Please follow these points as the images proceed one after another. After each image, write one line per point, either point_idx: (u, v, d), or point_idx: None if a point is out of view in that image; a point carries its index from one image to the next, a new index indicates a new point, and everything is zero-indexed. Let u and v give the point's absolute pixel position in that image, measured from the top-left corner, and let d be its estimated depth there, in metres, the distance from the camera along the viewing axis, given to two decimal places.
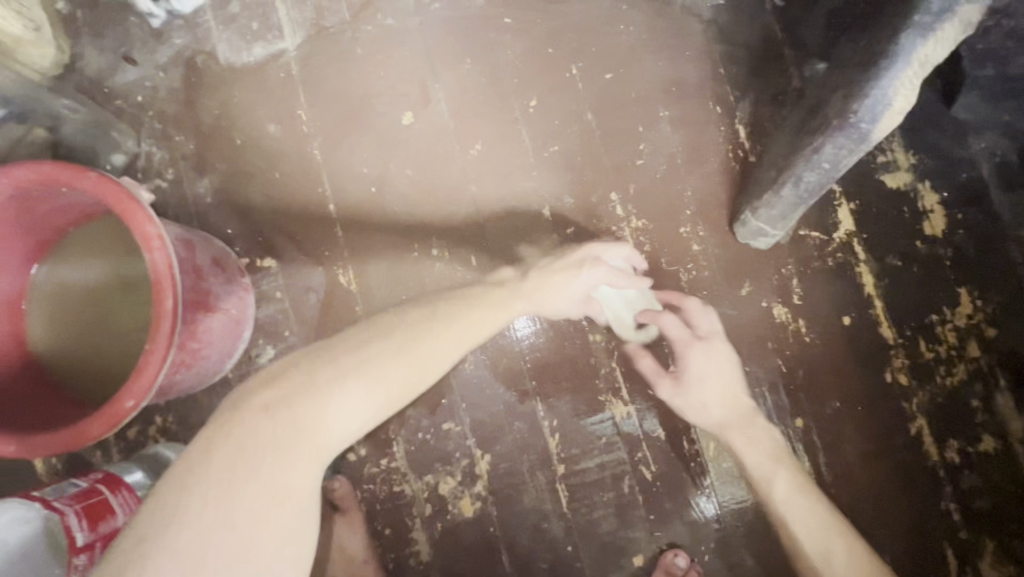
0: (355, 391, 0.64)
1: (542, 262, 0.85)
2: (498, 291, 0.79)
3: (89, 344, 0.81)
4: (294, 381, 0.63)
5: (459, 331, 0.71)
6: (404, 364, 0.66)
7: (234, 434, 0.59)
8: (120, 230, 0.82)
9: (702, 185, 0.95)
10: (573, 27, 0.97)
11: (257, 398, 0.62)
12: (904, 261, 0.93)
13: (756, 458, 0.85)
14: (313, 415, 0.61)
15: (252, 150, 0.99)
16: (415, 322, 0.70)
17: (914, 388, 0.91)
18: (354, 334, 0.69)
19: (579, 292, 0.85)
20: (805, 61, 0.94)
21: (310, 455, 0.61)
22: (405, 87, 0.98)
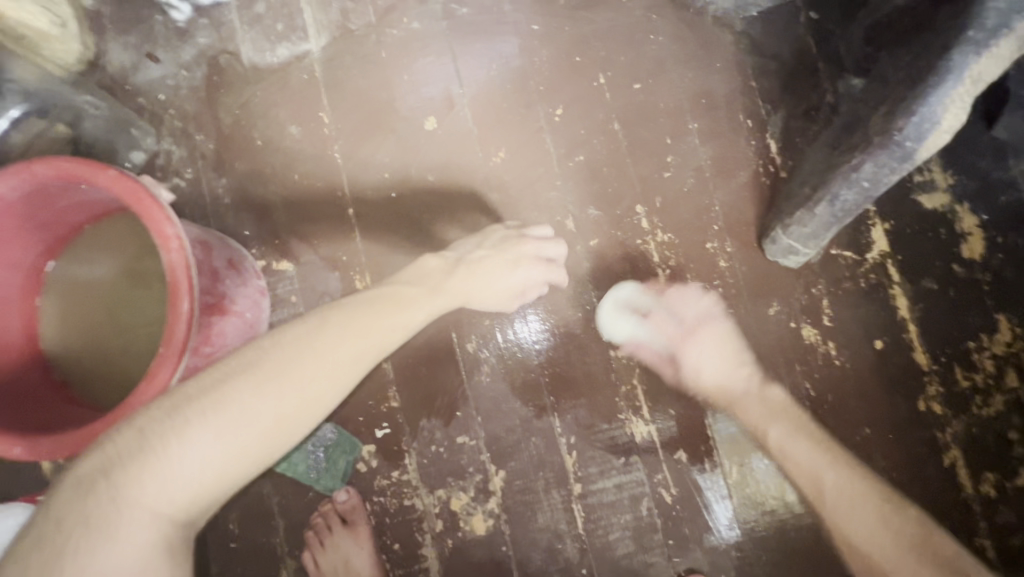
0: (241, 429, 0.59)
1: (472, 253, 0.81)
2: (406, 295, 0.74)
3: (102, 344, 0.80)
4: (181, 410, 0.58)
5: (355, 341, 0.67)
6: (296, 398, 0.62)
7: (114, 460, 0.55)
8: (138, 229, 0.81)
9: (731, 200, 0.92)
10: (602, 35, 0.96)
11: (144, 421, 0.57)
12: (940, 285, 0.89)
13: (749, 417, 0.86)
14: (197, 453, 0.57)
15: (272, 151, 0.97)
16: (312, 347, 0.64)
17: (949, 418, 0.87)
18: (247, 354, 0.63)
19: (511, 288, 0.82)
20: (841, 77, 0.91)
21: (194, 494, 0.57)
22: (429, 92, 0.97)
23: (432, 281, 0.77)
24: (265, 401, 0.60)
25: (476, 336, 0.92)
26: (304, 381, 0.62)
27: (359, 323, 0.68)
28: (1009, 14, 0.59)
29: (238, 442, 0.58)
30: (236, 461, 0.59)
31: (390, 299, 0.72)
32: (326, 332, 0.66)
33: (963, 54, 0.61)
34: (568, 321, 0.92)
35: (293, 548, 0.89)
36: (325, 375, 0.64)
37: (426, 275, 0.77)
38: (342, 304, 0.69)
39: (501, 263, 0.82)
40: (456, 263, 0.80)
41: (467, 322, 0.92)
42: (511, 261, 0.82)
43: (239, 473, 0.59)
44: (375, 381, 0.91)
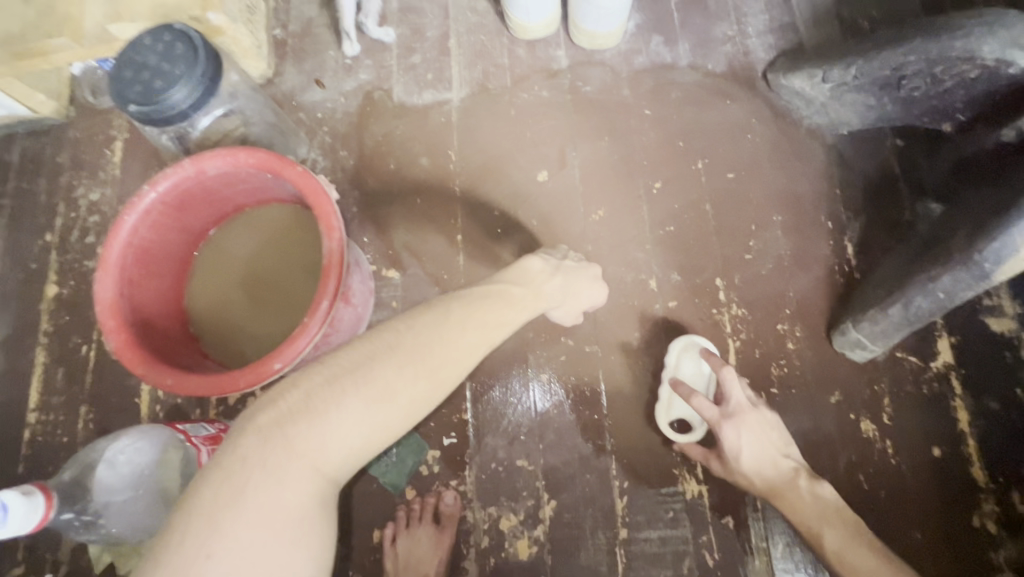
0: (388, 402, 0.63)
1: (565, 263, 0.93)
2: (512, 292, 0.82)
3: (237, 306, 0.91)
4: (342, 377, 0.62)
5: (481, 329, 0.74)
6: (426, 379, 0.66)
7: (286, 416, 0.59)
8: (289, 216, 0.93)
9: (805, 289, 1.00)
10: (705, 128, 1.09)
11: (312, 384, 0.61)
12: (1002, 405, 0.93)
13: (802, 517, 0.81)
14: (354, 419, 0.61)
15: (401, 175, 1.12)
16: (442, 332, 0.70)
17: (1003, 539, 0.88)
18: (387, 332, 0.68)
19: (581, 303, 0.94)
20: (919, 199, 1.01)
21: (346, 458, 0.61)
22: (545, 150, 1.11)
23: (532, 281, 0.86)
24: (406, 377, 0.65)
25: (549, 369, 0.99)
26: (436, 362, 0.67)
27: (476, 317, 0.74)
28: None
29: (383, 412, 0.63)
30: (381, 431, 0.63)
31: (500, 299, 0.79)
32: (456, 318, 0.73)
33: None
34: (636, 371, 0.99)
35: (347, 534, 0.94)
36: (451, 359, 0.69)
37: (530, 274, 0.86)
38: (459, 299, 0.76)
39: (585, 277, 0.94)
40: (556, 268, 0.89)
41: (544, 354, 1.00)
42: (592, 279, 0.94)
43: (380, 445, 0.63)
44: (453, 392, 0.99)
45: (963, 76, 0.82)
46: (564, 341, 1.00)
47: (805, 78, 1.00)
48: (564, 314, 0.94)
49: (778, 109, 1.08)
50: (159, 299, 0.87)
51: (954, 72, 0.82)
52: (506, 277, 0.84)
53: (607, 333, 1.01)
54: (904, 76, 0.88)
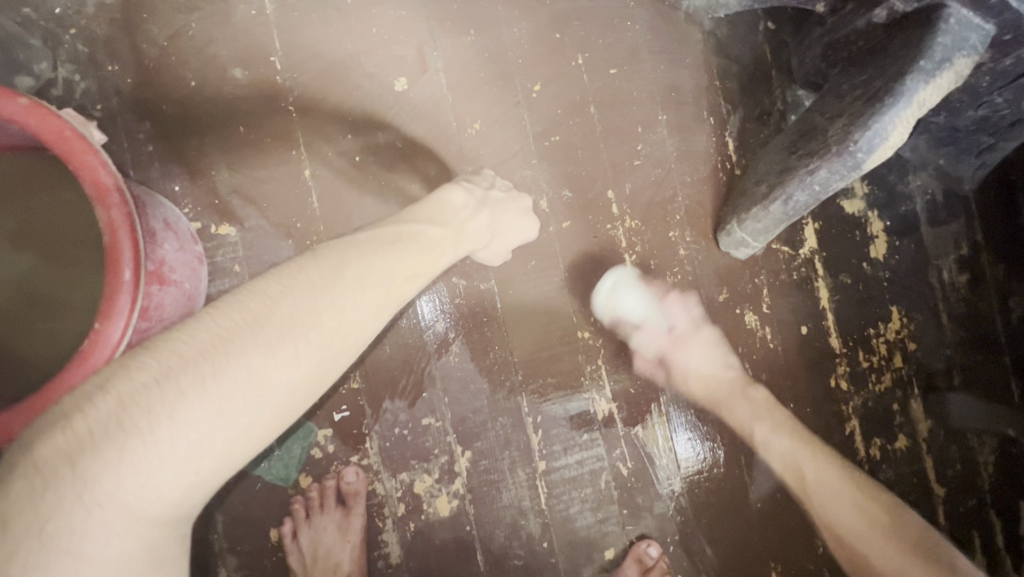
0: (249, 400, 0.54)
1: (491, 194, 0.82)
2: (428, 235, 0.72)
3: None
4: (176, 377, 0.51)
5: (374, 291, 0.64)
6: (308, 362, 0.58)
7: (84, 442, 0.47)
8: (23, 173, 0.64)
9: (692, 191, 0.97)
10: (580, 15, 0.94)
11: (127, 390, 0.50)
12: (852, 279, 1.03)
13: (676, 387, 0.94)
14: (201, 425, 0.51)
15: (209, 95, 0.84)
16: (325, 297, 0.60)
17: (851, 393, 1.02)
18: (253, 303, 0.58)
19: (513, 240, 0.83)
20: (789, 86, 0.99)
21: (190, 483, 0.51)
22: (398, 50, 0.89)
23: (453, 217, 0.76)
24: (280, 364, 0.56)
25: (444, 315, 0.89)
26: (319, 340, 0.59)
27: (374, 270, 0.65)
28: (952, 50, 0.69)
29: (249, 413, 0.54)
30: (240, 441, 0.54)
31: (412, 245, 0.70)
32: (338, 283, 0.62)
33: (914, 81, 0.69)
34: (535, 302, 0.92)
35: (239, 539, 0.83)
36: (342, 333, 0.61)
37: (451, 211, 0.76)
38: (354, 248, 0.66)
39: (515, 208, 0.83)
40: (481, 202, 0.79)
41: (434, 300, 0.89)
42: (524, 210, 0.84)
43: (239, 455, 0.54)
44: None
45: None
46: (453, 278, 0.90)
47: None
48: (491, 254, 0.84)
49: None
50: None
51: None
52: (422, 216, 0.73)
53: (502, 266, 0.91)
54: None
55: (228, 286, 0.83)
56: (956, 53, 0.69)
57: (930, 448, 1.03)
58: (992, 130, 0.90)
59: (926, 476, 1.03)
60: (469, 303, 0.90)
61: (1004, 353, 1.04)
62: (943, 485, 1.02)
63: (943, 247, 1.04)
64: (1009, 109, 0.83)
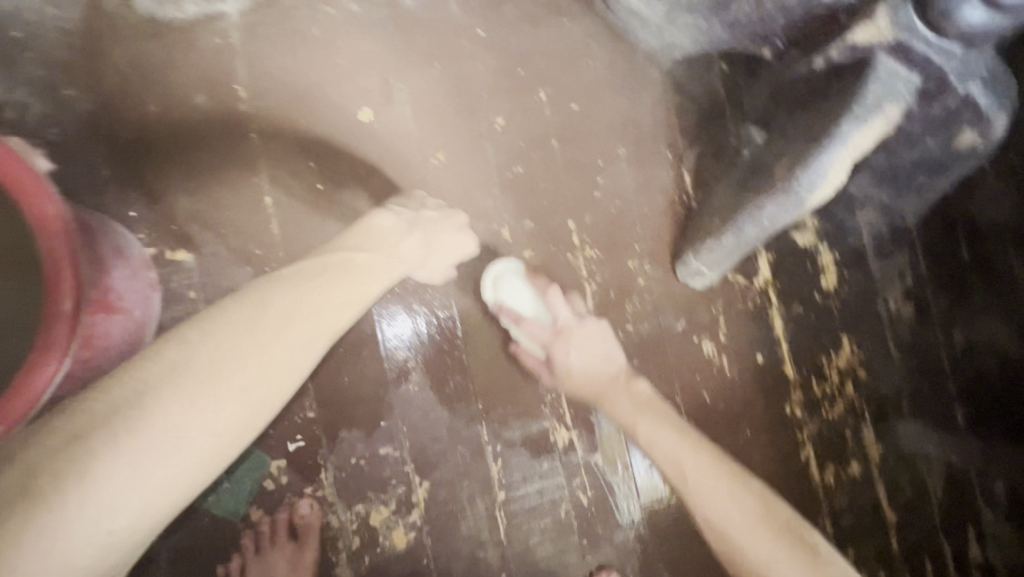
0: (168, 454, 0.54)
1: (423, 214, 0.83)
2: (360, 259, 0.74)
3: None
4: (87, 439, 0.51)
5: (306, 325, 0.65)
6: (231, 407, 0.58)
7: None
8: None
9: (650, 223, 1.00)
10: (543, 52, 0.98)
11: (37, 455, 0.50)
12: (805, 309, 1.07)
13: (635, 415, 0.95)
14: (116, 486, 0.51)
15: (170, 121, 0.84)
16: (248, 337, 0.61)
17: (806, 420, 1.05)
18: (171, 352, 0.59)
19: (450, 258, 0.84)
20: (742, 125, 1.04)
21: (109, 541, 0.52)
22: (364, 81, 0.91)
23: (383, 241, 0.77)
24: (200, 412, 0.56)
25: (404, 343, 0.89)
26: (244, 381, 0.59)
27: (303, 302, 0.66)
28: (882, 97, 0.74)
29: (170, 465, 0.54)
30: (158, 495, 0.54)
31: (339, 272, 0.71)
32: (265, 319, 0.63)
33: (849, 126, 0.74)
34: (495, 330, 0.92)
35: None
36: (270, 370, 0.61)
37: (379, 235, 0.77)
38: (279, 285, 0.67)
39: (449, 228, 0.84)
40: (411, 223, 0.81)
41: (395, 328, 0.89)
42: (460, 226, 0.85)
43: (160, 510, 0.55)
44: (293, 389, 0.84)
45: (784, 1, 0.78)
46: (414, 305, 0.90)
47: None
48: (429, 275, 0.84)
49: (614, 31, 1.01)
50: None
51: None
52: (348, 243, 0.75)
53: (463, 293, 0.92)
54: None
55: (182, 312, 0.82)
56: (886, 101, 0.74)
57: (882, 474, 1.06)
58: (928, 170, 0.95)
59: (879, 502, 1.05)
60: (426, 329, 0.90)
61: (950, 382, 1.07)
62: (895, 511, 1.05)
63: (889, 279, 1.09)
64: (940, 152, 0.89)
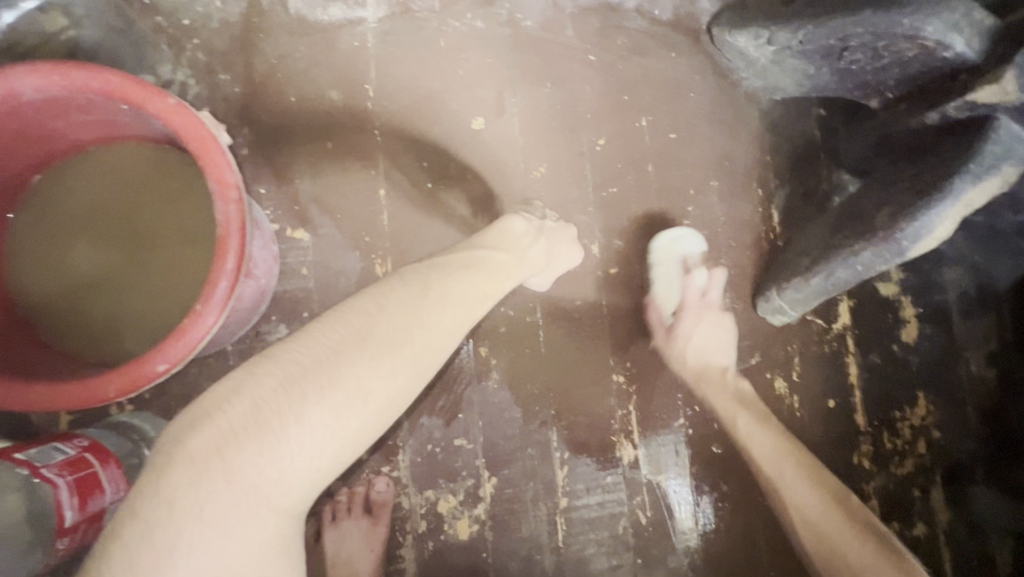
0: (358, 409, 0.55)
1: (546, 224, 0.86)
2: (495, 260, 0.75)
3: (84, 280, 0.70)
4: (297, 386, 0.53)
5: (459, 309, 0.66)
6: (405, 375, 0.59)
7: (224, 438, 0.51)
8: (156, 165, 0.72)
9: (735, 255, 1.02)
10: (649, 82, 1.02)
11: (256, 395, 0.53)
12: (882, 359, 1.05)
13: (702, 442, 0.96)
14: (318, 434, 0.53)
15: (306, 111, 0.91)
16: (419, 311, 0.62)
17: (873, 473, 1.03)
18: (354, 317, 0.59)
19: (563, 267, 0.88)
20: (836, 170, 1.05)
21: (307, 483, 0.54)
22: (480, 93, 0.97)
23: (516, 244, 0.79)
24: (383, 375, 0.57)
25: (488, 341, 0.93)
26: (417, 353, 0.60)
27: (455, 289, 0.67)
28: (1001, 158, 0.74)
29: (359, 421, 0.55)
30: (347, 447, 0.55)
31: (481, 270, 0.72)
32: (429, 297, 0.64)
33: (962, 182, 0.75)
34: (574, 340, 0.95)
35: None
36: (436, 346, 0.62)
37: (514, 238, 0.79)
38: (434, 270, 0.68)
39: (566, 245, 0.88)
40: (538, 231, 0.83)
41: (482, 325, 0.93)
42: (571, 238, 0.89)
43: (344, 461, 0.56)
44: None
45: (902, 54, 0.80)
46: (501, 308, 0.94)
47: (750, 37, 0.96)
48: (538, 281, 0.89)
49: (719, 68, 1.05)
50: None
51: (895, 50, 0.80)
52: (487, 241, 0.76)
53: (548, 302, 0.95)
54: (847, 48, 0.85)
55: (294, 287, 0.88)
56: (1005, 161, 0.74)
57: (949, 540, 1.02)
58: None
59: (942, 568, 1.02)
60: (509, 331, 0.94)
61: None
62: None
63: (973, 340, 1.07)
64: None
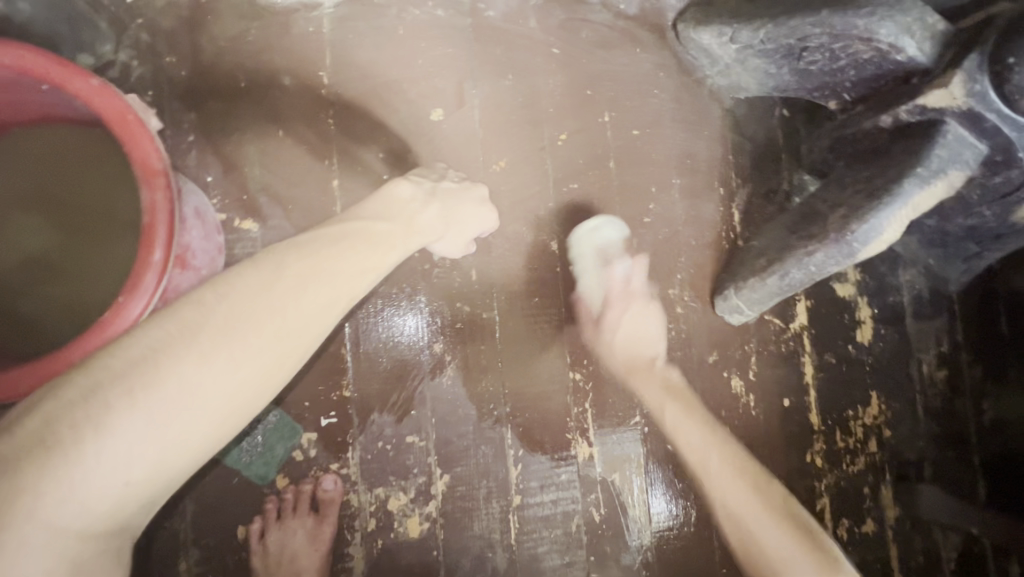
0: (182, 409, 0.53)
1: (442, 185, 0.82)
2: (376, 229, 0.72)
3: (5, 270, 0.67)
4: (103, 391, 0.50)
5: (327, 291, 0.64)
6: (252, 363, 0.58)
7: (10, 460, 0.47)
8: (86, 152, 0.69)
9: (695, 254, 1.02)
10: (613, 77, 1.01)
11: (54, 407, 0.49)
12: (837, 359, 1.07)
13: (657, 440, 0.96)
14: (151, 423, 0.51)
15: (257, 97, 0.88)
16: (272, 296, 0.60)
17: (825, 471, 1.04)
18: (185, 311, 0.56)
19: (472, 232, 0.84)
20: (796, 170, 1.06)
21: (126, 491, 0.52)
22: (440, 83, 0.95)
23: (401, 210, 0.76)
24: (213, 371, 0.55)
25: (443, 337, 0.91)
26: (258, 343, 0.58)
27: (325, 267, 0.65)
28: (947, 162, 0.76)
29: (197, 410, 0.54)
30: (175, 449, 0.53)
31: (355, 240, 0.69)
32: (288, 279, 0.62)
33: (911, 185, 0.76)
34: (532, 335, 0.94)
35: (206, 533, 0.82)
36: (284, 335, 0.60)
37: (398, 203, 0.76)
38: (299, 248, 0.65)
39: (470, 200, 0.83)
40: (429, 194, 0.79)
41: (438, 321, 0.91)
42: (479, 196, 0.84)
43: (176, 464, 0.54)
44: (331, 366, 0.87)
45: (857, 56, 0.81)
46: (457, 303, 0.92)
47: (714, 34, 0.95)
48: (449, 246, 0.84)
49: (683, 65, 1.04)
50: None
51: (850, 51, 0.80)
52: (367, 210, 0.73)
53: (505, 298, 0.94)
54: (806, 49, 0.85)
55: None
56: (951, 166, 0.76)
57: (896, 536, 1.04)
58: (979, 240, 0.95)
59: (889, 564, 1.04)
60: (464, 326, 0.92)
61: (975, 452, 1.07)
62: None
63: (925, 341, 1.09)
64: (996, 223, 0.89)
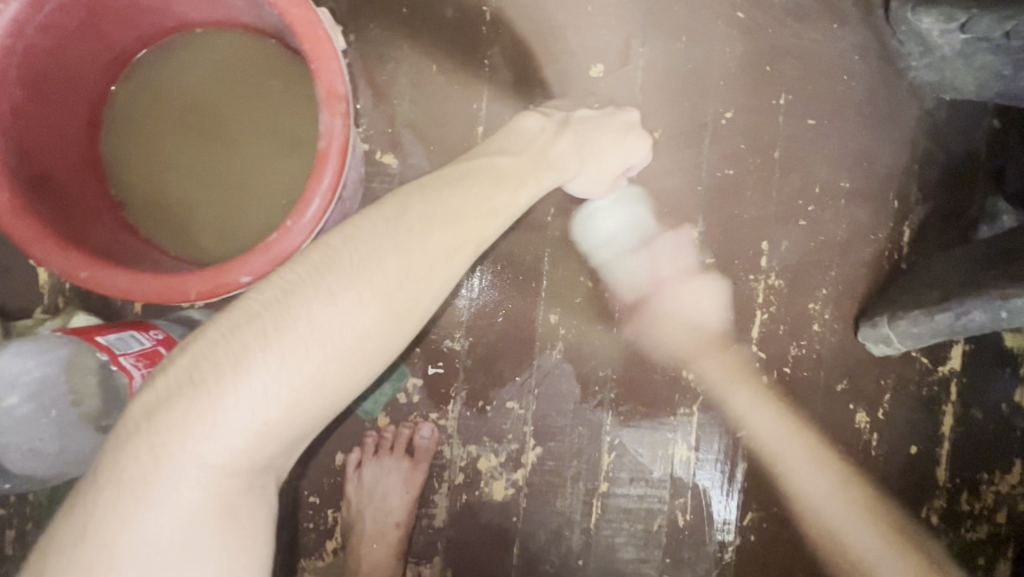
0: (313, 350, 0.50)
1: (574, 114, 0.77)
2: (502, 166, 0.67)
3: (169, 172, 0.68)
4: (241, 330, 0.49)
5: (447, 235, 0.59)
6: (375, 305, 0.53)
7: (171, 392, 0.48)
8: (262, 63, 0.68)
9: (849, 270, 0.91)
10: (799, 54, 0.89)
11: (207, 345, 0.50)
12: (983, 416, 0.94)
13: (759, 456, 0.91)
14: (271, 371, 0.48)
15: (416, 25, 0.84)
16: (394, 237, 0.56)
17: (939, 530, 0.93)
18: (324, 253, 0.54)
19: (620, 163, 0.78)
20: (992, 195, 0.90)
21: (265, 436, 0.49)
22: (606, 36, 0.86)
23: (529, 142, 0.71)
24: (342, 308, 0.51)
25: (561, 309, 0.87)
26: (386, 283, 0.54)
27: (445, 208, 0.60)
28: None
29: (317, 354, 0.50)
30: (310, 392, 0.50)
31: (481, 178, 0.65)
32: (409, 216, 0.58)
33: None
34: (651, 323, 0.89)
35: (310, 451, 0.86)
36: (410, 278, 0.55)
37: (529, 135, 0.72)
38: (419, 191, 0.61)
39: (612, 130, 0.78)
40: (561, 124, 0.75)
41: (559, 291, 0.87)
42: (626, 127, 0.79)
43: (311, 411, 0.51)
44: (446, 318, 0.86)
45: None
46: (580, 277, 0.87)
47: (941, 17, 0.78)
48: (590, 185, 0.78)
49: (885, 51, 0.89)
50: (46, 135, 0.62)
51: None
52: (494, 147, 0.70)
53: (630, 280, 0.88)
54: None
55: None
56: None
57: None
58: None
59: None
60: (583, 302, 0.88)
61: None
62: None
63: None
64: None
